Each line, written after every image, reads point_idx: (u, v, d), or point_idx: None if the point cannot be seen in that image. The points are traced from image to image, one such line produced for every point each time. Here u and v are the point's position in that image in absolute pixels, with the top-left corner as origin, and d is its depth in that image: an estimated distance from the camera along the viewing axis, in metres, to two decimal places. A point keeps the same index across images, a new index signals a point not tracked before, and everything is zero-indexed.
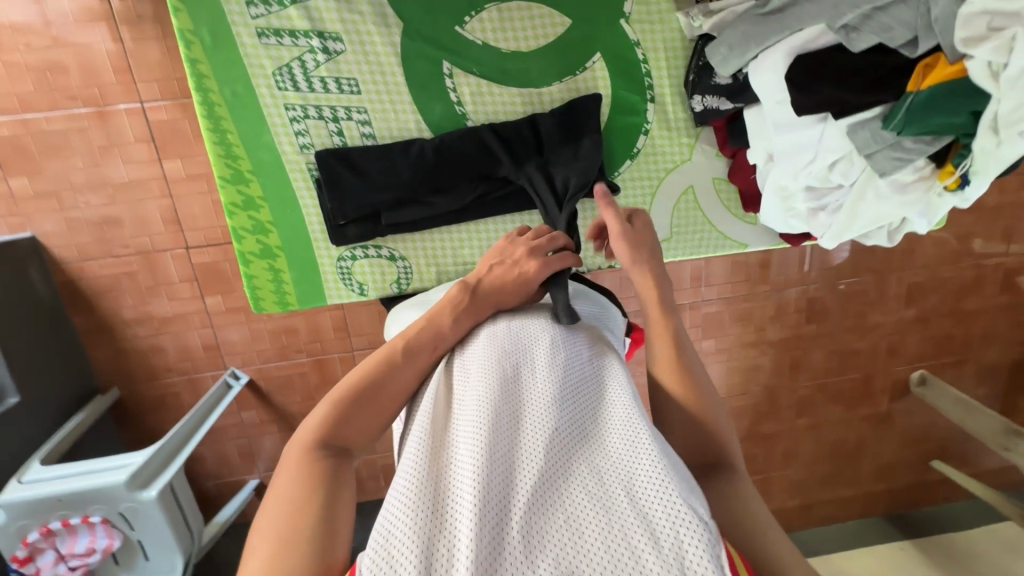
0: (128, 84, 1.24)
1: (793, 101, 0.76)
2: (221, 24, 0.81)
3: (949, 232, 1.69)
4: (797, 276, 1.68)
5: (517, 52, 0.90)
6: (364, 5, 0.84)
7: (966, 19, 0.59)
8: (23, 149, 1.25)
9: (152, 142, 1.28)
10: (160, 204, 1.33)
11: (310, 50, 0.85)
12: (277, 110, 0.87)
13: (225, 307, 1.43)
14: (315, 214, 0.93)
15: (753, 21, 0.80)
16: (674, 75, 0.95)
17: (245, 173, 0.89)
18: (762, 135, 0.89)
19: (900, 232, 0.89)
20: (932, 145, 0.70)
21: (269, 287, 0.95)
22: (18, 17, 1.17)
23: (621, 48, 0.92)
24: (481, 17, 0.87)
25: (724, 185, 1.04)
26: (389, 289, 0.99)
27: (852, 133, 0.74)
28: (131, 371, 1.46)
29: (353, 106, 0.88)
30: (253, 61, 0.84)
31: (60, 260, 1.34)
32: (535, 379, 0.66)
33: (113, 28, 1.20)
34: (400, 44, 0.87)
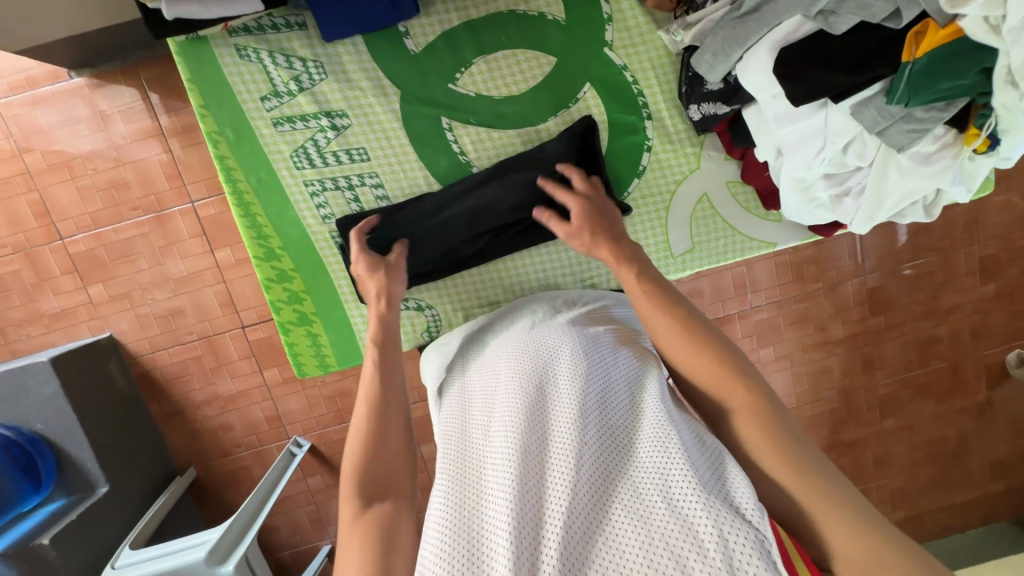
0: (179, 188, 1.38)
1: (787, 93, 0.75)
2: (241, 121, 0.88)
3: (1014, 195, 1.56)
4: (851, 268, 1.58)
5: (510, 96, 0.93)
6: (362, 80, 0.89)
7: None
8: (98, 260, 1.40)
9: (204, 235, 1.41)
10: (215, 290, 1.44)
11: (321, 129, 0.91)
12: (298, 188, 0.93)
13: (282, 378, 1.50)
14: (343, 277, 0.98)
15: (731, 24, 0.79)
16: (668, 90, 0.95)
17: (276, 250, 0.94)
18: (766, 135, 0.87)
19: (937, 205, 0.88)
20: (947, 111, 0.69)
21: (309, 351, 1.00)
22: (87, 147, 1.35)
23: (611, 73, 0.94)
24: (470, 72, 0.91)
25: (739, 187, 1.01)
26: (421, 337, 1.03)
27: (858, 114, 0.74)
28: (204, 451, 1.54)
29: (365, 173, 0.93)
30: (272, 148, 0.90)
31: (135, 354, 1.46)
32: (558, 399, 0.67)
33: (163, 143, 1.35)
34: (400, 109, 0.91)
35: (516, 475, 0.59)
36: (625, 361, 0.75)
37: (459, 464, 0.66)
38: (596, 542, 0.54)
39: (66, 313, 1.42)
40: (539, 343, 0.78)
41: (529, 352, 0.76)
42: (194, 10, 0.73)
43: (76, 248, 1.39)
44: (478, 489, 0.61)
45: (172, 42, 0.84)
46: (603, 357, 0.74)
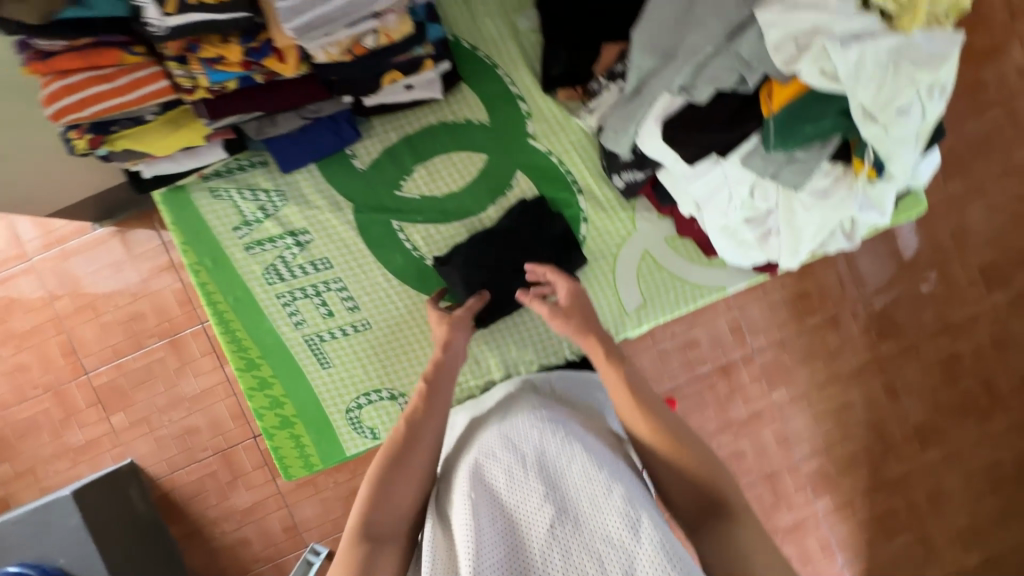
0: (190, 312, 1.49)
1: (683, 156, 0.82)
2: (216, 249, 0.97)
3: (996, 203, 1.56)
4: (847, 296, 1.57)
5: (451, 193, 1.02)
6: (319, 199, 0.99)
7: (776, 45, 0.66)
8: (120, 389, 1.50)
9: (214, 352, 1.50)
10: (227, 403, 1.50)
11: (287, 247, 0.99)
12: (270, 301, 0.99)
13: (296, 484, 1.52)
14: (321, 378, 1.01)
15: (621, 106, 0.86)
16: (592, 167, 1.03)
17: (255, 359, 0.99)
18: (680, 191, 0.92)
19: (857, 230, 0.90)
20: (826, 148, 0.74)
21: (293, 452, 1.02)
22: (108, 287, 1.49)
23: (538, 160, 1.02)
24: (413, 178, 1.01)
25: (678, 240, 1.06)
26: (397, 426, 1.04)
27: (748, 163, 0.79)
28: (225, 569, 1.53)
29: (331, 280, 1.00)
30: (245, 269, 0.99)
31: (155, 476, 1.51)
32: (523, 484, 0.75)
33: (175, 273, 1.49)
34: (355, 219, 1.00)
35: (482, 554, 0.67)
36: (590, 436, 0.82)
37: (437, 526, 0.75)
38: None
39: (90, 444, 1.50)
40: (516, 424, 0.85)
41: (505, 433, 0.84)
42: (167, 166, 0.89)
43: (100, 380, 1.49)
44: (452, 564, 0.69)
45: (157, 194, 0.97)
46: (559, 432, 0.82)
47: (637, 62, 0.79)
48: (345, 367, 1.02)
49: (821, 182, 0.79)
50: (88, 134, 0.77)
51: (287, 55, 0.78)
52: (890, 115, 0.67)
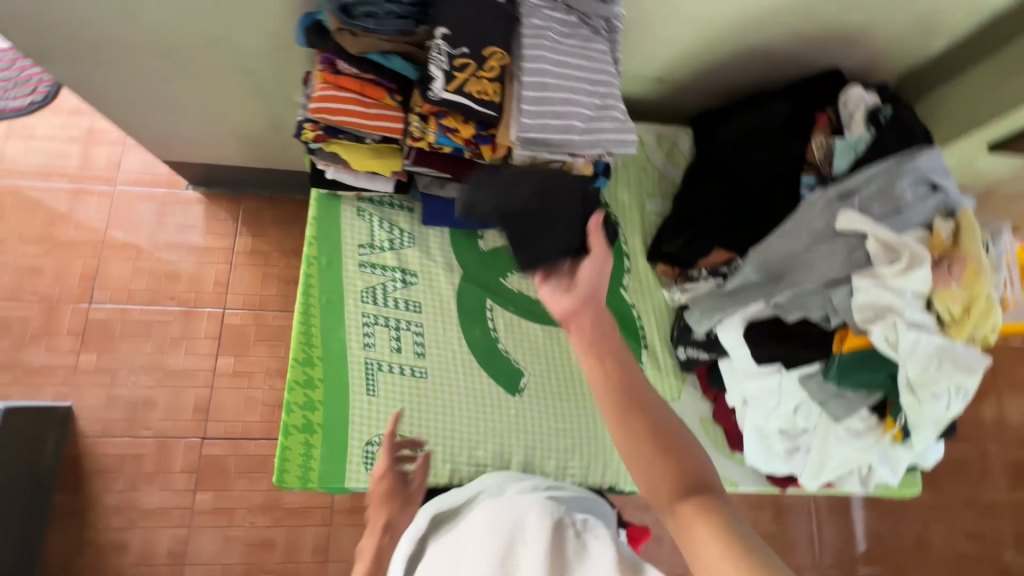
0: (220, 293, 1.53)
1: (753, 355, 0.92)
2: (336, 250, 0.95)
3: (956, 527, 1.66)
4: (808, 558, 1.58)
5: (546, 300, 1.03)
6: (438, 254, 1.00)
7: (859, 305, 0.81)
8: (108, 332, 1.46)
9: (217, 339, 1.49)
10: (198, 392, 1.45)
11: (392, 280, 0.97)
12: (354, 315, 0.93)
13: (212, 506, 1.39)
14: (360, 408, 0.89)
15: (715, 296, 0.95)
16: (660, 331, 1.10)
17: (313, 357, 0.89)
18: (733, 383, 0.99)
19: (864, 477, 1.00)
20: (869, 398, 0.87)
21: (294, 462, 0.84)
22: (163, 239, 1.55)
23: (622, 309, 1.09)
24: (516, 274, 1.03)
25: (711, 425, 1.10)
26: (406, 481, 0.88)
27: (804, 383, 0.90)
28: (79, 570, 1.32)
29: (415, 322, 0.96)
30: (348, 281, 0.95)
31: (81, 433, 1.39)
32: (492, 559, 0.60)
33: (228, 255, 1.56)
34: (458, 283, 0.99)
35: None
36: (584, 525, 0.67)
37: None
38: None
39: (43, 370, 1.42)
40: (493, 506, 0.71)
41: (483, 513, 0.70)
42: (348, 177, 0.94)
43: (97, 315, 1.47)
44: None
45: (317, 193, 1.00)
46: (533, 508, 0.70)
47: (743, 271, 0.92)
48: (390, 409, 0.90)
49: (856, 424, 0.90)
50: (320, 131, 0.85)
51: (500, 149, 0.86)
52: (927, 396, 0.81)
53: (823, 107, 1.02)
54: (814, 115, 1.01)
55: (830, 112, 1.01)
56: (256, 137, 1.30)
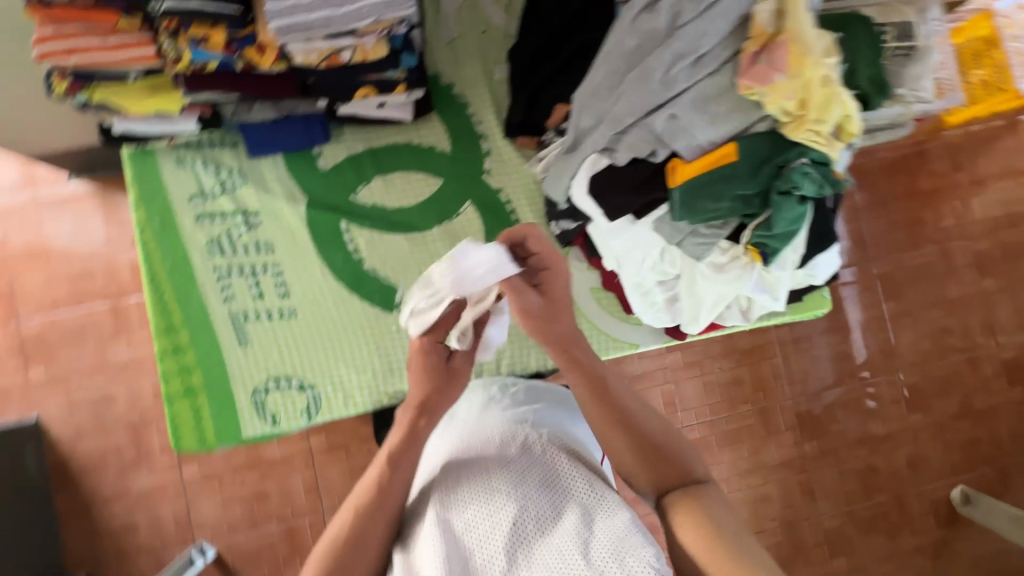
0: (140, 280, 1.49)
1: (603, 208, 0.95)
2: (169, 214, 1.06)
3: (924, 330, 1.67)
4: (777, 390, 1.63)
5: (402, 206, 1.12)
6: (278, 188, 1.09)
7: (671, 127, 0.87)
8: (46, 343, 1.46)
9: (153, 325, 1.49)
10: (152, 378, 1.47)
11: (236, 224, 1.07)
12: (206, 271, 1.05)
13: (201, 475, 1.47)
14: (236, 358, 1.04)
15: (561, 159, 1.00)
16: (536, 207, 1.14)
17: (176, 324, 1.03)
18: (603, 245, 1.04)
19: (750, 310, 1.04)
20: (723, 228, 0.89)
21: (189, 424, 1.01)
22: (65, 239, 1.49)
23: (488, 194, 1.14)
24: (370, 187, 1.11)
25: (603, 292, 1.15)
26: (299, 418, 1.03)
27: (659, 227, 0.94)
28: (100, 554, 1.43)
29: (269, 262, 1.07)
30: (191, 237, 1.06)
31: (57, 440, 1.44)
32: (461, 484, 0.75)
33: (136, 240, 1.50)
34: (306, 212, 1.09)
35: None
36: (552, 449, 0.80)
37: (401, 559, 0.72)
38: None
39: None
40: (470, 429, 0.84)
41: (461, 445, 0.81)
42: (138, 125, 1.01)
43: (29, 331, 1.46)
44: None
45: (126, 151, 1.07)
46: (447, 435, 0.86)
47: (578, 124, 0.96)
48: (263, 351, 1.05)
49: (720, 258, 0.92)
50: (68, 81, 0.89)
51: (266, 50, 0.92)
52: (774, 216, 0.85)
53: None
54: None
55: None
56: None
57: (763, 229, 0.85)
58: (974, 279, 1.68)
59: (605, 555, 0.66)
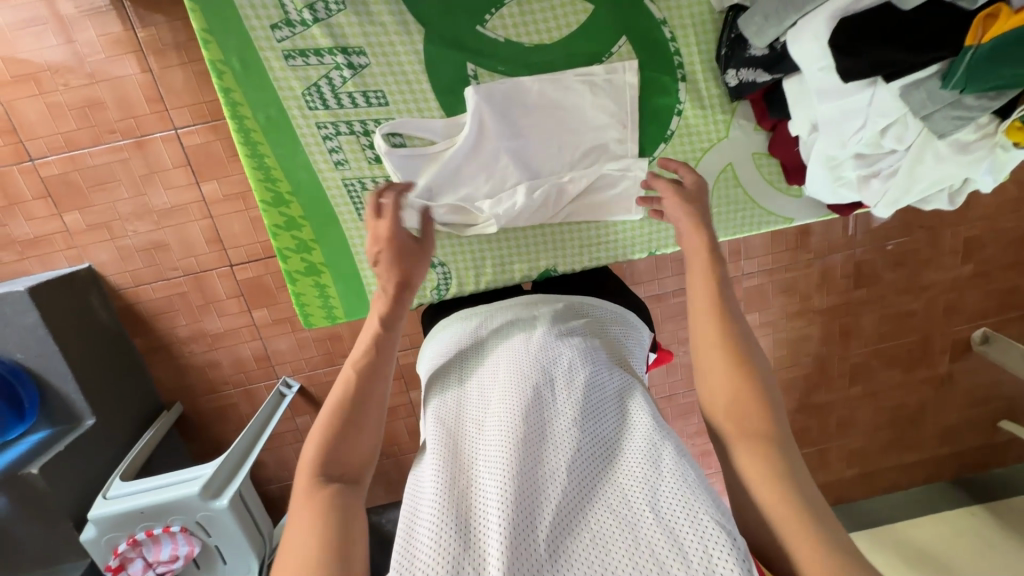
0: (160, 112, 1.28)
1: (838, 66, 0.82)
2: (250, 55, 0.95)
3: (1006, 181, 1.59)
4: (843, 241, 1.60)
5: (545, 42, 1.02)
6: (385, 16, 0.97)
7: None
8: (72, 185, 1.32)
9: (188, 166, 1.33)
10: (202, 225, 1.38)
11: (336, 66, 0.99)
12: (308, 128, 1.01)
13: (273, 319, 1.48)
14: (353, 226, 1.08)
15: None
16: (705, 50, 1.06)
17: (284, 195, 1.04)
18: (801, 107, 0.96)
19: (960, 193, 0.98)
20: (995, 101, 0.75)
21: (316, 304, 1.11)
22: (55, 58, 1.23)
23: (648, 27, 1.03)
24: (501, 14, 1.00)
25: (764, 158, 1.13)
26: (431, 296, 1.11)
27: (908, 95, 0.80)
28: (191, 386, 1.52)
29: (382, 116, 1.02)
30: (283, 83, 0.98)
31: (117, 287, 1.41)
32: (509, 381, 0.82)
33: (141, 60, 1.24)
34: (422, 49, 1.00)
35: (512, 488, 0.67)
36: (609, 378, 0.83)
37: (443, 458, 0.75)
38: (580, 539, 0.64)
39: (40, 241, 1.35)
40: (534, 352, 0.86)
41: (517, 368, 0.83)
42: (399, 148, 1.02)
43: (49, 171, 1.30)
44: (473, 495, 0.70)
45: None
46: (508, 337, 0.92)
47: None
48: None
49: (966, 135, 0.82)
50: None
51: None
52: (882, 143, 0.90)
53: None
54: None
55: None
56: None
57: None
58: None
59: (671, 501, 0.66)
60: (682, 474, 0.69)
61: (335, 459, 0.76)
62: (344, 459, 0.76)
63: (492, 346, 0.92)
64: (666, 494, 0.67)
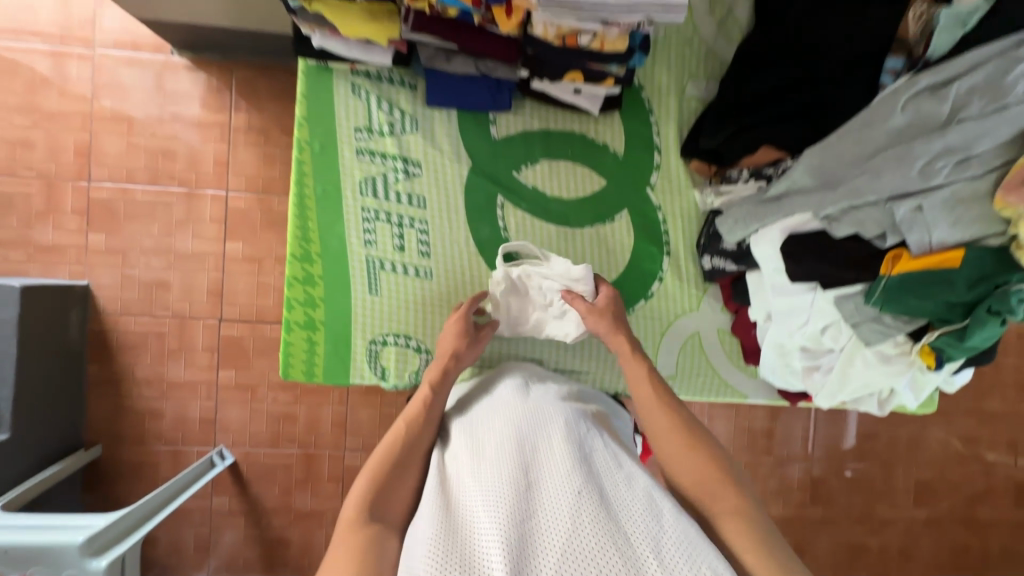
0: (221, 175, 1.45)
1: (789, 270, 0.96)
2: (330, 140, 1.07)
3: (952, 434, 1.70)
4: (800, 453, 1.65)
5: (560, 199, 1.16)
6: (447, 146, 1.11)
7: (909, 223, 0.81)
8: (112, 212, 1.43)
9: (223, 223, 1.45)
10: (210, 276, 1.45)
11: (394, 169, 1.09)
12: (354, 210, 1.08)
13: (235, 382, 1.47)
14: (361, 298, 1.08)
15: (758, 205, 1.00)
16: (688, 236, 1.20)
17: (313, 254, 1.07)
18: (761, 299, 1.09)
19: (888, 403, 1.09)
20: (907, 325, 0.88)
21: (302, 355, 1.07)
22: (155, 112, 1.44)
23: (647, 209, 1.19)
24: (534, 168, 1.14)
25: (727, 336, 1.24)
26: (410, 378, 1.10)
27: (840, 303, 0.93)
28: (121, 432, 1.44)
29: (419, 217, 1.10)
30: (347, 170, 1.08)
31: (102, 311, 1.43)
32: (509, 436, 0.82)
33: (224, 133, 1.45)
34: (470, 176, 1.12)
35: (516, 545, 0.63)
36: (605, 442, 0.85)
37: (442, 513, 0.71)
38: None
39: (55, 249, 1.41)
40: (531, 419, 0.86)
41: (512, 432, 0.82)
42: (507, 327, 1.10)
43: (99, 194, 1.42)
44: (470, 536, 0.66)
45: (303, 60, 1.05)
46: (510, 398, 0.94)
47: (797, 177, 0.93)
48: (389, 301, 1.09)
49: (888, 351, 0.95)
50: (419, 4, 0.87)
51: (515, 14, 0.87)
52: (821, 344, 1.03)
53: None
54: None
55: None
56: None
57: (953, 336, 0.83)
58: (1015, 399, 1.70)
59: (675, 552, 0.63)
60: (684, 526, 0.67)
61: (380, 502, 0.78)
62: (390, 503, 0.79)
63: (493, 406, 0.93)
64: (670, 540, 0.65)
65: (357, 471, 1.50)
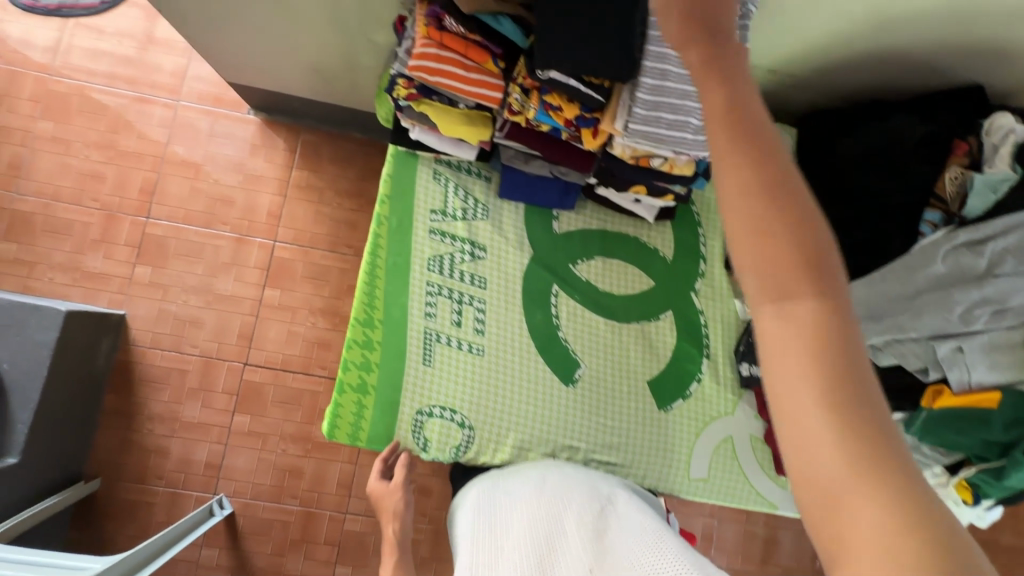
0: (272, 225, 1.53)
1: None
2: (408, 219, 1.14)
3: None
4: (810, 569, 1.60)
5: (611, 294, 1.21)
6: (512, 235, 1.18)
7: (950, 361, 0.89)
8: (162, 247, 1.49)
9: (266, 270, 1.51)
10: (243, 319, 1.49)
11: (461, 251, 1.16)
12: (420, 283, 1.13)
13: (248, 429, 1.45)
14: (414, 369, 1.09)
15: None
16: (727, 343, 1.25)
17: (375, 320, 1.09)
18: None
19: None
20: (946, 456, 0.95)
21: (349, 420, 1.06)
22: (222, 162, 1.54)
23: (690, 313, 1.24)
24: (589, 264, 1.21)
25: (760, 444, 1.23)
26: (449, 453, 1.09)
27: None
28: (124, 467, 1.41)
29: (478, 297, 1.15)
30: (418, 247, 1.14)
31: (132, 342, 1.45)
32: (524, 524, 0.86)
33: (282, 188, 1.55)
34: (530, 264, 1.18)
35: None
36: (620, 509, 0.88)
37: None
38: None
39: (100, 277, 1.46)
40: (545, 498, 0.89)
41: (527, 519, 0.86)
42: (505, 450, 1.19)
43: (153, 230, 1.49)
44: None
45: (395, 147, 1.16)
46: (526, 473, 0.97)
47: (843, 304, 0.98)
48: (439, 374, 1.10)
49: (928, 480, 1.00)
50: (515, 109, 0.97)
51: (599, 134, 0.97)
52: None
53: (964, 135, 1.02)
54: (952, 142, 1.01)
55: (971, 140, 1.01)
56: (328, 72, 1.28)
57: (991, 474, 0.91)
58: None
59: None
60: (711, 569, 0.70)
61: None
62: None
63: (509, 480, 0.96)
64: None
65: (355, 537, 1.45)
